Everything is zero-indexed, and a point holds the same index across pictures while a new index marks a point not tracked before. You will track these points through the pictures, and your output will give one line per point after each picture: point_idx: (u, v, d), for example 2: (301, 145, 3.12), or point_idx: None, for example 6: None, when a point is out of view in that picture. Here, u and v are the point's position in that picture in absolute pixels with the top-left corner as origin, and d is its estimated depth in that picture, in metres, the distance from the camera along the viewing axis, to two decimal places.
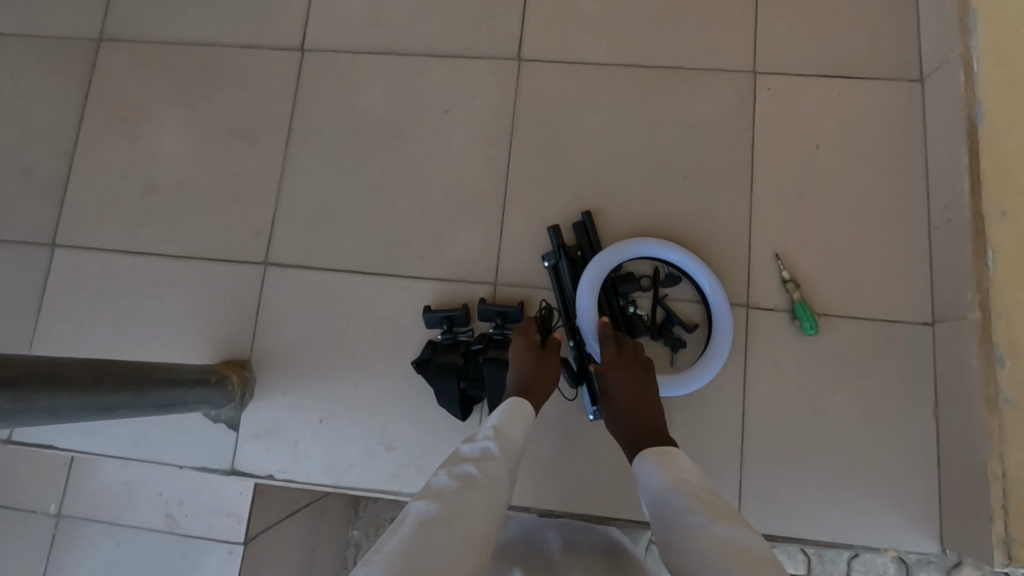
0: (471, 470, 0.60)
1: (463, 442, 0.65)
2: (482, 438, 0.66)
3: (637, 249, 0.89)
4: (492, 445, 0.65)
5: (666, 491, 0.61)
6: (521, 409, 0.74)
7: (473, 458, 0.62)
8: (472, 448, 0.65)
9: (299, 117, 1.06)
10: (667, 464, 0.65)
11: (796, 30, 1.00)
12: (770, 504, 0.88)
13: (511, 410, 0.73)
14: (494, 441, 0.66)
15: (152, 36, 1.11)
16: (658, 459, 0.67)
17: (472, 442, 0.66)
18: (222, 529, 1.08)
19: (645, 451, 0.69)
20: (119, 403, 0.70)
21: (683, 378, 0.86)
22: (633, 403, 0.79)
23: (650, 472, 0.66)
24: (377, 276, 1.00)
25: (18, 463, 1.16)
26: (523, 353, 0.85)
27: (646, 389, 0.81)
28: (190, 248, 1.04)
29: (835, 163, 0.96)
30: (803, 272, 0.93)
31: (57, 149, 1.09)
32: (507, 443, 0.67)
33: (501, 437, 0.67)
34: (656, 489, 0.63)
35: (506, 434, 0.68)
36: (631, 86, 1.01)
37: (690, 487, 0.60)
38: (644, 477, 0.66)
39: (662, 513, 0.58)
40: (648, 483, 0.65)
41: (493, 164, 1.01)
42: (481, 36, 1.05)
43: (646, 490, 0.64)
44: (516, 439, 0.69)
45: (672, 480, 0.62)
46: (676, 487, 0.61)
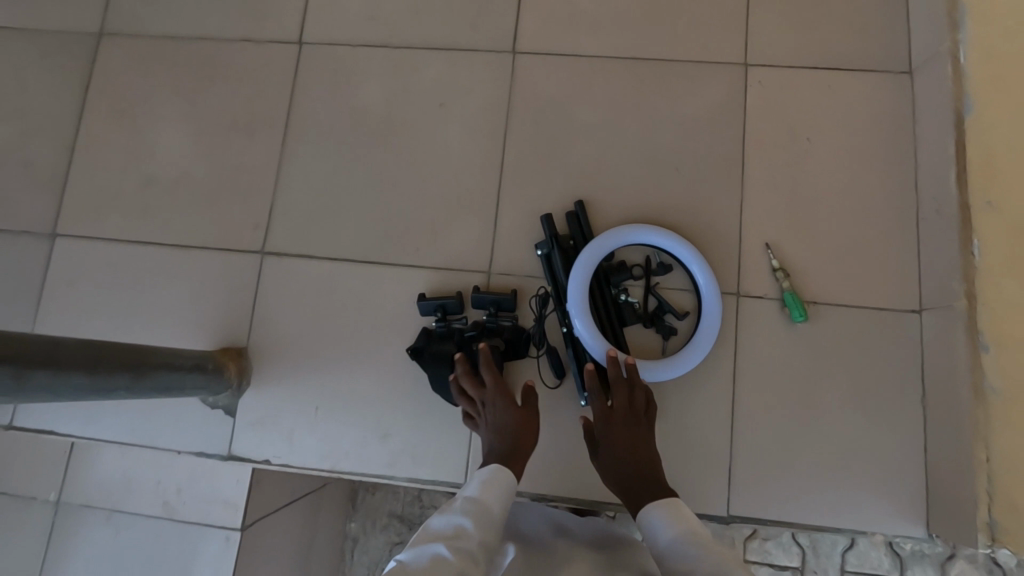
0: (440, 548, 0.64)
1: (437, 516, 0.70)
2: (458, 512, 0.70)
3: (631, 237, 0.91)
4: (466, 523, 0.68)
5: (683, 545, 0.65)
6: (501, 476, 0.76)
7: (445, 536, 0.66)
8: (446, 522, 0.69)
9: (296, 110, 1.07)
10: (675, 516, 0.69)
11: (787, 24, 1.02)
12: (760, 491, 0.89)
13: (491, 480, 0.75)
14: (470, 518, 0.69)
15: (152, 30, 1.12)
16: (667, 511, 0.70)
17: (445, 515, 0.70)
18: (220, 517, 1.09)
19: (651, 503, 0.72)
20: (116, 385, 0.71)
21: (668, 363, 0.87)
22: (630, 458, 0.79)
23: (659, 523, 0.70)
24: (373, 266, 1.01)
25: (19, 452, 1.17)
26: (501, 408, 0.86)
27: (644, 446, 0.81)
28: (189, 239, 1.05)
29: (825, 156, 0.97)
30: (793, 262, 0.95)
31: (58, 141, 1.10)
32: (483, 518, 0.70)
33: (478, 511, 0.70)
34: (669, 542, 0.67)
35: (483, 508, 0.71)
36: (624, 79, 1.02)
37: (704, 539, 0.65)
38: (652, 528, 0.70)
39: (683, 567, 0.63)
40: (659, 534, 0.69)
41: (487, 157, 1.02)
42: (476, 31, 1.06)
43: (655, 542, 0.68)
44: (493, 513, 0.71)
45: (684, 532, 0.67)
46: (691, 540, 0.65)
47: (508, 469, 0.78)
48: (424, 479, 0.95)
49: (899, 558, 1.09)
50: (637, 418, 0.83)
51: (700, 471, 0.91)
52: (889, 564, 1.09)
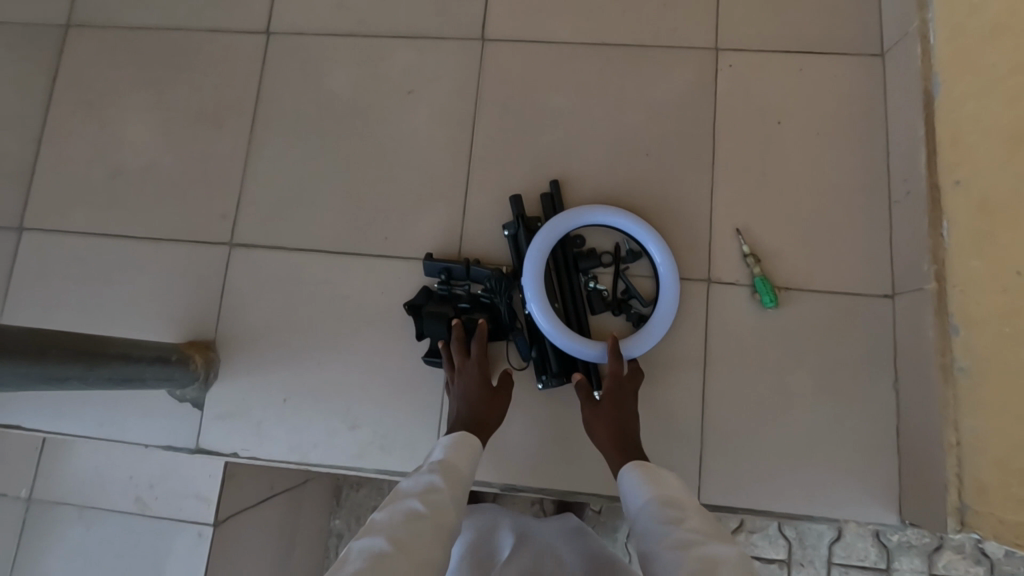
0: (415, 505, 0.64)
1: (406, 476, 0.69)
2: (427, 472, 0.70)
3: (587, 217, 0.90)
4: (435, 479, 0.68)
5: (649, 512, 0.65)
6: (466, 440, 0.77)
7: (418, 493, 0.66)
8: (414, 482, 0.69)
9: (264, 100, 1.06)
10: (644, 475, 0.70)
11: (758, 7, 1.00)
12: (731, 479, 0.88)
13: (456, 440, 0.75)
14: (438, 475, 0.69)
15: (121, 22, 1.11)
16: (640, 474, 0.70)
17: (413, 477, 0.69)
18: (192, 511, 1.08)
19: (628, 469, 0.72)
20: (68, 375, 0.69)
21: (630, 344, 0.87)
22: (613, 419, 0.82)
23: (634, 488, 0.70)
24: (342, 257, 1.00)
25: None
26: (473, 382, 0.86)
27: (628, 415, 0.83)
28: (156, 231, 1.04)
29: (797, 139, 0.96)
30: (763, 247, 0.93)
31: (25, 134, 1.09)
32: (452, 475, 0.70)
33: (447, 470, 0.71)
34: (641, 509, 0.67)
35: (451, 464, 0.72)
36: (595, 64, 1.01)
37: (672, 506, 0.65)
38: (628, 494, 0.70)
39: (645, 535, 0.64)
40: (632, 498, 0.70)
41: (456, 144, 1.01)
42: (445, 18, 1.05)
43: (630, 504, 0.69)
44: (463, 468, 0.72)
45: (654, 495, 0.67)
46: (659, 508, 0.65)
47: (475, 435, 0.78)
48: (393, 469, 0.95)
49: (886, 550, 1.08)
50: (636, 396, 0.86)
51: (669, 460, 0.89)
52: (876, 555, 1.08)
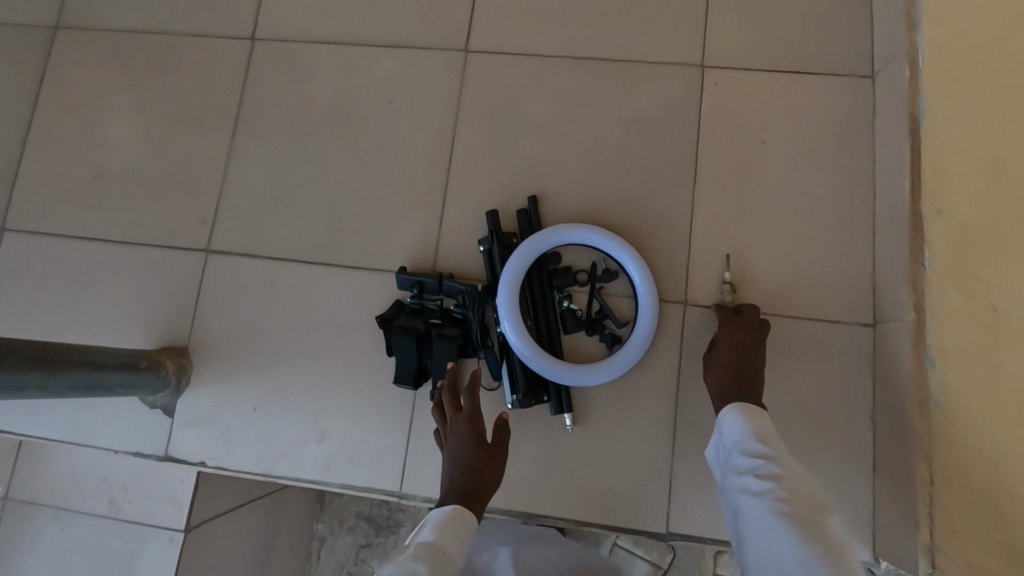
0: None
1: (387, 562, 0.60)
2: (410, 558, 0.60)
3: (565, 235, 0.88)
4: (419, 567, 0.59)
5: (743, 448, 0.67)
6: (459, 517, 0.66)
7: None
8: (396, 569, 0.60)
9: (247, 106, 1.05)
10: (745, 414, 0.71)
11: (746, 24, 0.98)
12: (702, 506, 0.86)
13: (447, 517, 0.66)
14: (423, 561, 0.60)
15: (108, 25, 1.11)
16: (740, 414, 0.71)
17: (395, 562, 0.60)
18: (164, 516, 1.08)
19: (729, 405, 0.73)
20: (27, 382, 0.69)
21: (600, 368, 0.85)
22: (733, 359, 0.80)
23: (731, 424, 0.71)
24: (318, 267, 1.00)
25: None
26: (466, 444, 0.73)
27: (749, 362, 0.79)
28: (136, 235, 1.04)
29: (781, 160, 0.94)
30: (742, 270, 0.91)
31: (10, 134, 1.09)
32: (438, 560, 0.61)
33: (435, 556, 0.61)
34: (736, 444, 0.69)
35: (439, 547, 0.62)
36: (579, 79, 1.00)
37: (769, 446, 0.66)
38: (724, 427, 0.72)
39: (734, 469, 0.67)
40: (726, 432, 0.71)
41: (436, 156, 1.00)
42: (429, 28, 1.04)
43: (726, 437, 0.71)
44: (452, 551, 0.63)
45: (751, 433, 0.68)
46: (756, 447, 0.67)
47: (467, 511, 0.68)
48: (359, 483, 0.94)
49: None
50: (754, 346, 0.81)
51: (637, 485, 0.88)
52: None
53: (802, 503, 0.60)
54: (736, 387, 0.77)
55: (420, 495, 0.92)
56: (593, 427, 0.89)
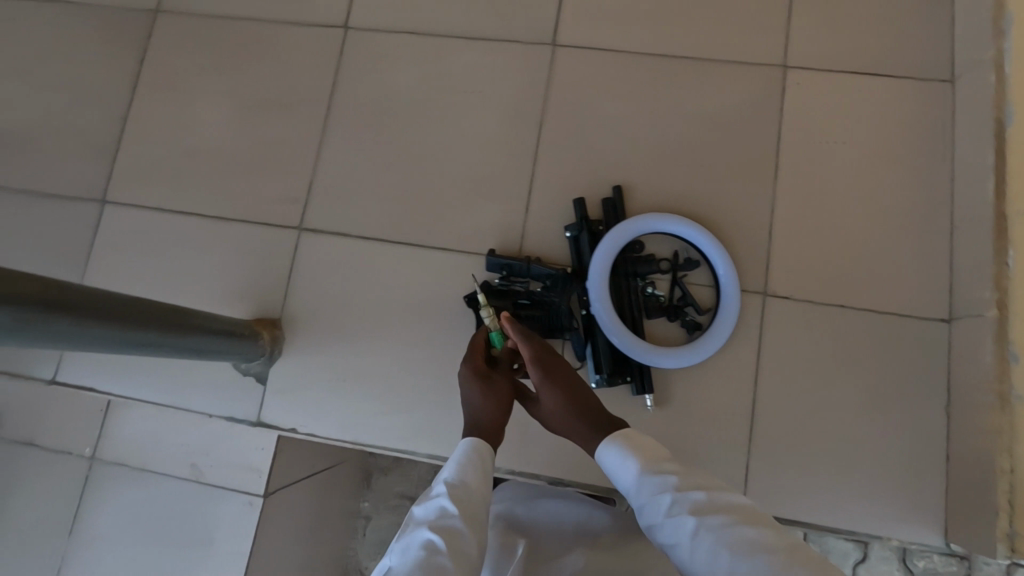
0: (427, 538, 0.62)
1: (418, 503, 0.68)
2: (437, 496, 0.67)
3: (652, 224, 0.92)
4: (445, 503, 0.66)
5: (646, 482, 0.65)
6: (477, 454, 0.72)
7: (430, 521, 0.65)
8: (426, 508, 0.67)
9: (338, 91, 1.09)
10: (626, 446, 0.70)
11: (829, 28, 1.01)
12: (775, 489, 0.90)
13: (463, 456, 0.72)
14: (448, 497, 0.67)
15: (205, 9, 1.15)
16: (620, 447, 0.70)
17: (425, 502, 0.68)
18: (243, 481, 1.13)
19: (608, 442, 0.71)
20: (155, 340, 0.74)
21: (684, 351, 0.90)
22: (559, 393, 0.77)
23: (620, 463, 0.69)
24: (405, 247, 1.04)
25: (53, 405, 1.20)
26: (472, 392, 0.80)
27: (573, 386, 0.77)
28: (230, 212, 1.08)
29: (860, 160, 0.97)
30: (821, 264, 0.95)
31: (110, 112, 1.13)
32: (465, 494, 0.67)
33: (460, 491, 0.68)
34: (635, 481, 0.67)
35: (462, 484, 0.68)
36: (663, 75, 1.03)
37: (666, 469, 0.66)
38: (614, 469, 0.70)
39: (653, 512, 0.63)
40: (620, 476, 0.69)
41: (522, 145, 1.04)
42: (518, 21, 1.08)
43: (622, 481, 0.68)
44: (475, 483, 0.69)
45: (644, 464, 0.67)
46: (657, 478, 0.65)
47: (482, 444, 0.74)
48: (443, 455, 0.98)
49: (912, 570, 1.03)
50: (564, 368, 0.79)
51: (713, 465, 0.92)
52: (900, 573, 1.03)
53: (736, 514, 0.59)
54: (578, 423, 0.75)
55: (501, 467, 0.97)
56: (672, 409, 0.93)
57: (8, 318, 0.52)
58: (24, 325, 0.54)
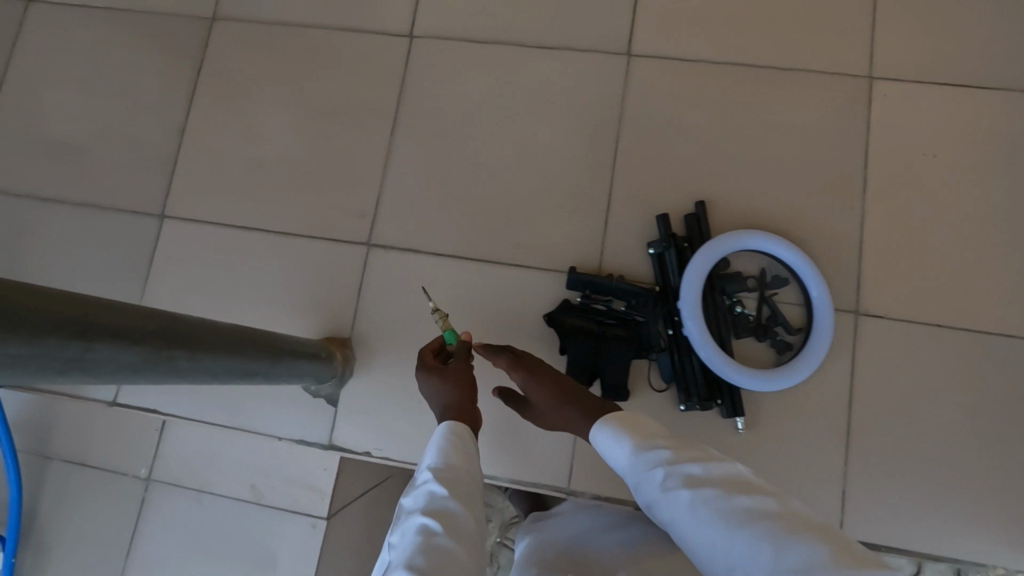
0: (425, 528, 0.54)
1: (405, 494, 0.60)
2: (423, 484, 0.60)
3: (742, 242, 0.90)
4: (435, 488, 0.58)
5: (639, 459, 0.61)
6: (455, 436, 0.65)
7: (422, 509, 0.57)
8: (414, 497, 0.59)
9: (405, 102, 1.06)
10: (620, 427, 0.66)
11: (916, 37, 0.99)
12: (873, 513, 0.88)
13: (444, 439, 0.64)
14: (437, 481, 0.59)
15: (264, 17, 1.11)
16: (614, 427, 0.66)
17: (411, 492, 0.60)
18: (306, 502, 1.11)
19: (599, 425, 0.67)
20: (254, 369, 0.71)
21: (780, 373, 0.87)
22: (546, 381, 0.77)
23: (614, 444, 0.65)
24: (480, 264, 1.01)
25: (94, 421, 1.14)
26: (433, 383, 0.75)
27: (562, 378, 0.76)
28: (296, 227, 1.05)
29: (953, 174, 0.95)
30: (914, 280, 0.92)
31: (168, 123, 1.10)
32: (456, 476, 0.60)
33: (449, 473, 0.60)
34: (628, 459, 0.63)
35: (450, 467, 0.61)
36: (744, 86, 1.00)
37: (662, 444, 0.62)
38: (609, 450, 0.66)
39: (648, 489, 0.59)
40: (614, 457, 0.65)
41: (599, 159, 1.01)
42: (591, 30, 1.04)
43: (617, 462, 0.64)
44: (462, 464, 0.62)
45: (637, 442, 0.63)
46: (650, 455, 0.61)
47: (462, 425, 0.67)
48: (525, 478, 0.96)
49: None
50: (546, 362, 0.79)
51: (808, 489, 0.89)
52: None
53: (734, 486, 0.55)
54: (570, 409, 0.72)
55: (587, 492, 0.95)
56: (764, 431, 0.91)
57: (136, 358, 0.50)
58: (151, 364, 0.52)
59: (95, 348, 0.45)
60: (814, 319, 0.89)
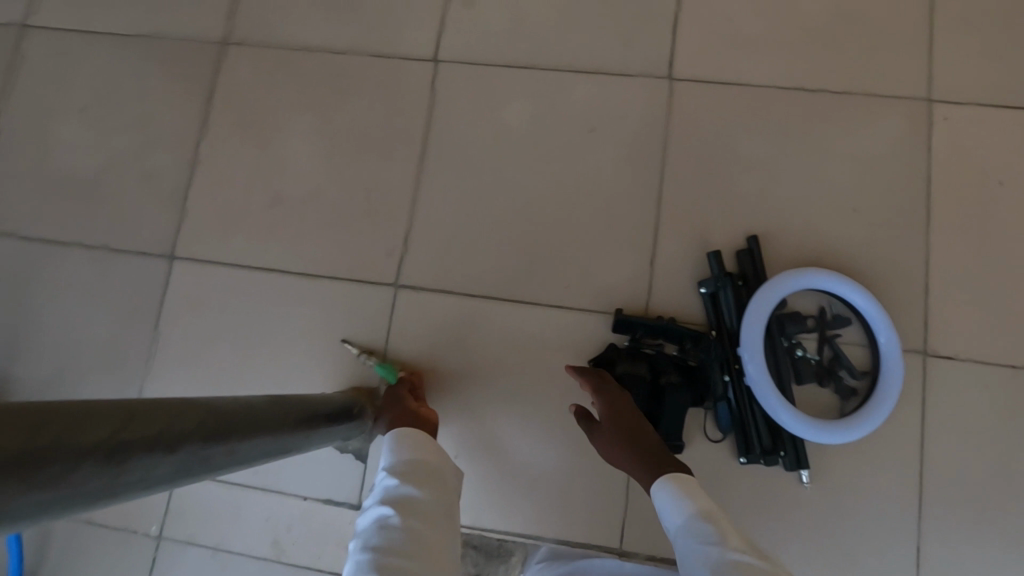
0: (385, 518, 0.57)
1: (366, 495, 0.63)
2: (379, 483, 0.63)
3: (804, 281, 0.84)
4: (391, 485, 0.62)
5: (689, 531, 0.56)
6: (402, 436, 0.69)
7: (380, 502, 0.60)
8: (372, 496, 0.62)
9: (433, 131, 1.00)
10: (681, 491, 0.61)
11: (978, 58, 0.93)
12: (953, 572, 0.82)
13: (393, 442, 0.68)
14: (392, 478, 0.63)
15: (279, 41, 1.04)
16: (675, 489, 0.62)
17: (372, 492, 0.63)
18: (332, 561, 1.02)
19: (661, 481, 0.63)
20: (292, 444, 0.64)
21: (850, 424, 0.81)
22: (613, 426, 0.76)
23: (669, 506, 0.60)
24: (518, 304, 0.94)
25: None
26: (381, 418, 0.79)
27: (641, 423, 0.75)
28: (317, 266, 0.98)
29: (1023, 203, 0.89)
30: (987, 319, 0.87)
31: (177, 157, 1.03)
32: (414, 470, 0.64)
33: (404, 469, 0.64)
34: (678, 527, 0.58)
35: (404, 463, 0.65)
36: (796, 111, 0.94)
37: (716, 524, 0.56)
38: (662, 512, 0.61)
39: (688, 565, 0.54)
40: (666, 523, 0.60)
41: (643, 190, 0.95)
42: (631, 52, 0.98)
43: (667, 527, 0.59)
44: (413, 455, 0.66)
45: (694, 511, 0.58)
46: (703, 529, 0.55)
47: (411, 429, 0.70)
48: (573, 537, 0.89)
49: None
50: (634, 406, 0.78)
51: (881, 546, 0.83)
52: None
53: None
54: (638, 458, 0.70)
55: (642, 552, 0.88)
56: (831, 483, 0.85)
57: (174, 465, 0.43)
58: (191, 468, 0.45)
59: (128, 468, 0.38)
60: (883, 364, 0.83)
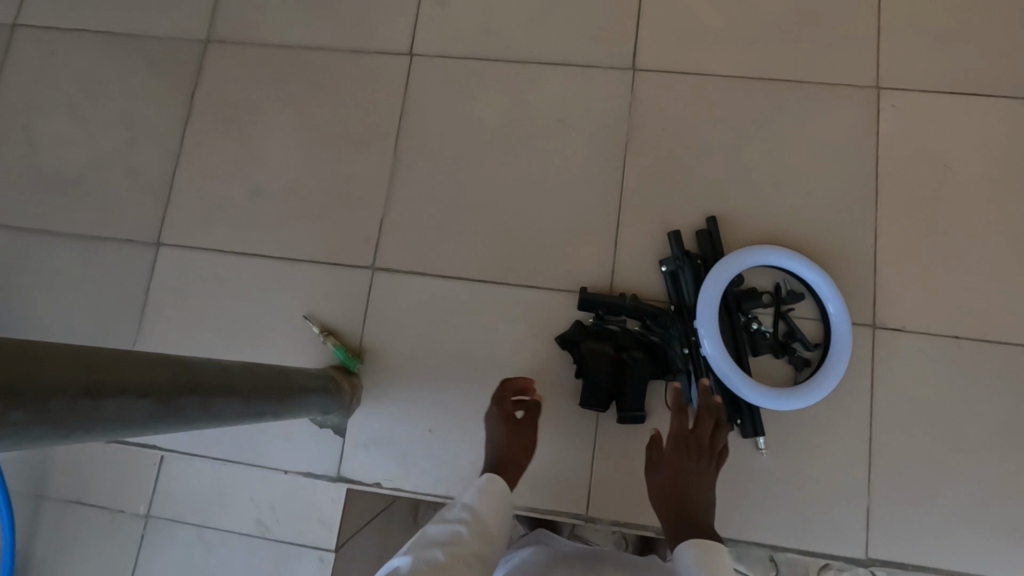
0: (437, 556, 0.58)
1: (434, 523, 0.63)
2: (455, 521, 0.64)
3: (758, 259, 0.88)
4: (462, 529, 0.62)
5: None
6: (497, 485, 0.72)
7: (441, 541, 0.60)
8: (440, 528, 0.62)
9: (408, 122, 1.04)
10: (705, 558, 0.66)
11: (923, 47, 0.98)
12: (900, 532, 0.86)
13: (489, 486, 0.71)
14: (466, 523, 0.64)
15: (260, 39, 1.09)
16: (698, 555, 0.66)
17: (442, 524, 0.63)
18: (314, 537, 1.07)
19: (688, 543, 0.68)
20: (265, 409, 0.68)
21: (803, 392, 0.85)
22: (665, 468, 0.78)
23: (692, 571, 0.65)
24: (489, 286, 0.98)
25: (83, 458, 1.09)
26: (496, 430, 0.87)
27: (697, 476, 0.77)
28: (297, 252, 1.02)
29: (965, 183, 0.94)
30: (932, 293, 0.91)
31: (162, 150, 1.07)
32: (481, 528, 0.65)
33: (478, 525, 0.65)
34: None
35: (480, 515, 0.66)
36: (752, 99, 0.99)
37: None
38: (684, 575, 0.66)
39: None
40: None
41: (607, 176, 0.99)
42: (595, 46, 1.03)
43: None
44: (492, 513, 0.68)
45: None
46: None
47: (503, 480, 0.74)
48: (541, 506, 0.92)
49: None
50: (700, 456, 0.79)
51: (833, 508, 0.87)
52: None
53: None
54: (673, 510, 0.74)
55: (608, 518, 0.91)
56: (785, 449, 0.89)
57: (147, 412, 0.47)
58: (163, 416, 0.49)
59: (103, 407, 0.42)
60: (833, 335, 0.87)
